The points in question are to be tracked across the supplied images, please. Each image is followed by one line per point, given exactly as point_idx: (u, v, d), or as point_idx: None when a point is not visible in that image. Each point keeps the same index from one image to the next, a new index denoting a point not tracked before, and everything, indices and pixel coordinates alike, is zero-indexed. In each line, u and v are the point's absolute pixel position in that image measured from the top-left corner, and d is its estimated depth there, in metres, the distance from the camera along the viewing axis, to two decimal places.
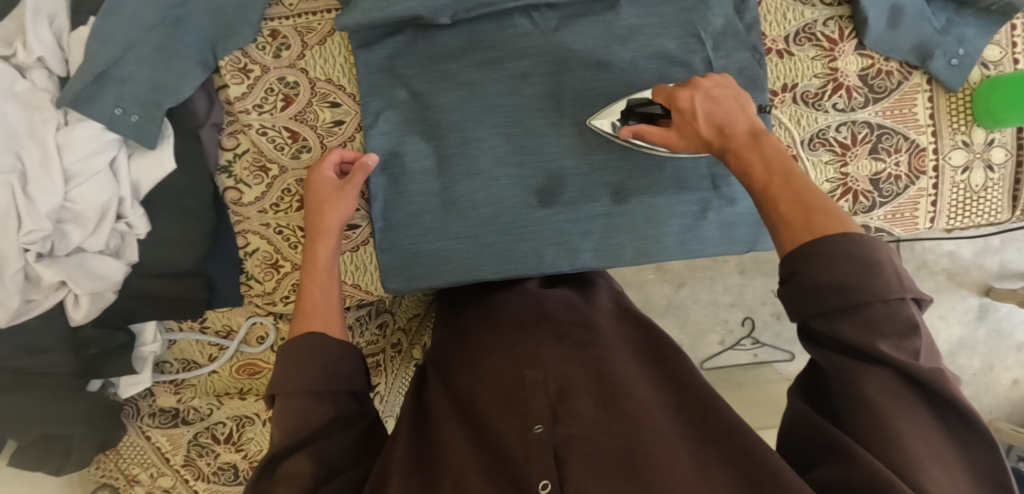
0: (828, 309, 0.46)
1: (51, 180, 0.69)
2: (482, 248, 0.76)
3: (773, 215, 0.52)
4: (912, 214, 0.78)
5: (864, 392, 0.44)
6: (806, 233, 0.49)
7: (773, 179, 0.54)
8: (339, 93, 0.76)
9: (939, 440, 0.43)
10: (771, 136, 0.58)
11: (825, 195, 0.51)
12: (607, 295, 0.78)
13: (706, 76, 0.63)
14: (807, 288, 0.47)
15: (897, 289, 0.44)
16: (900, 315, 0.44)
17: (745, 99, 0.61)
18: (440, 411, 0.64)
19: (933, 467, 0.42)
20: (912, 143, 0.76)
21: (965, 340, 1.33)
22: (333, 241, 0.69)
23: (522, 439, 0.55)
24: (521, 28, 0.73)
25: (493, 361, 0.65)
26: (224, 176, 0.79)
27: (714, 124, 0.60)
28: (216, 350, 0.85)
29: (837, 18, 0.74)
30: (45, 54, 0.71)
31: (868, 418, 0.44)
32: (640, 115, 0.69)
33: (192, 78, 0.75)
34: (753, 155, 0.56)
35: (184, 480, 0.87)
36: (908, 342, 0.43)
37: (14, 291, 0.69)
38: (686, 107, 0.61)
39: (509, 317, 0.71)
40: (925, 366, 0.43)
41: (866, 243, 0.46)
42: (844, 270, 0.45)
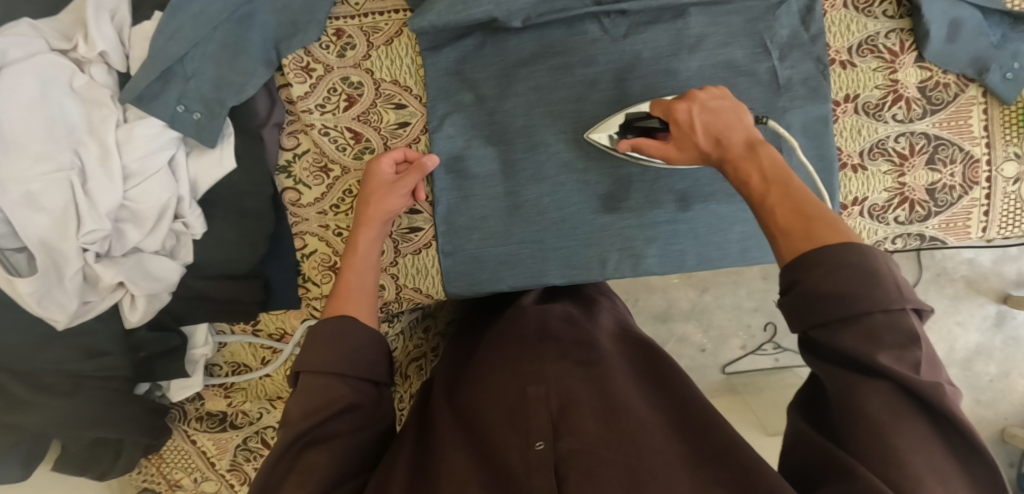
0: (827, 320, 0.44)
1: (111, 179, 0.67)
2: (548, 252, 0.77)
3: (771, 226, 0.50)
4: (964, 224, 0.80)
5: (863, 405, 0.42)
6: (808, 243, 0.47)
7: (771, 189, 0.51)
8: (405, 95, 0.76)
9: (942, 459, 0.41)
10: (768, 147, 0.55)
11: (825, 205, 0.49)
12: (609, 316, 0.81)
13: (702, 89, 0.62)
14: (805, 298, 0.45)
15: (898, 300, 0.42)
16: (901, 324, 0.42)
17: (743, 109, 0.59)
18: (443, 425, 0.65)
19: (933, 483, 0.40)
20: (966, 154, 0.77)
21: (982, 346, 1.38)
22: (374, 231, 0.71)
23: (523, 454, 0.55)
24: (592, 34, 0.74)
25: (497, 377, 0.67)
26: (283, 176, 0.78)
27: (712, 135, 0.58)
28: (269, 352, 0.83)
29: (898, 31, 0.75)
30: (107, 49, 0.69)
31: (866, 433, 0.42)
32: (639, 130, 0.68)
33: (257, 76, 0.73)
34: (749, 166, 0.54)
35: (229, 485, 0.84)
36: (908, 352, 0.41)
37: (72, 293, 0.67)
38: (683, 119, 0.60)
39: (512, 336, 0.74)
40: (924, 379, 0.41)
41: (864, 254, 0.44)
42: (847, 280, 0.43)
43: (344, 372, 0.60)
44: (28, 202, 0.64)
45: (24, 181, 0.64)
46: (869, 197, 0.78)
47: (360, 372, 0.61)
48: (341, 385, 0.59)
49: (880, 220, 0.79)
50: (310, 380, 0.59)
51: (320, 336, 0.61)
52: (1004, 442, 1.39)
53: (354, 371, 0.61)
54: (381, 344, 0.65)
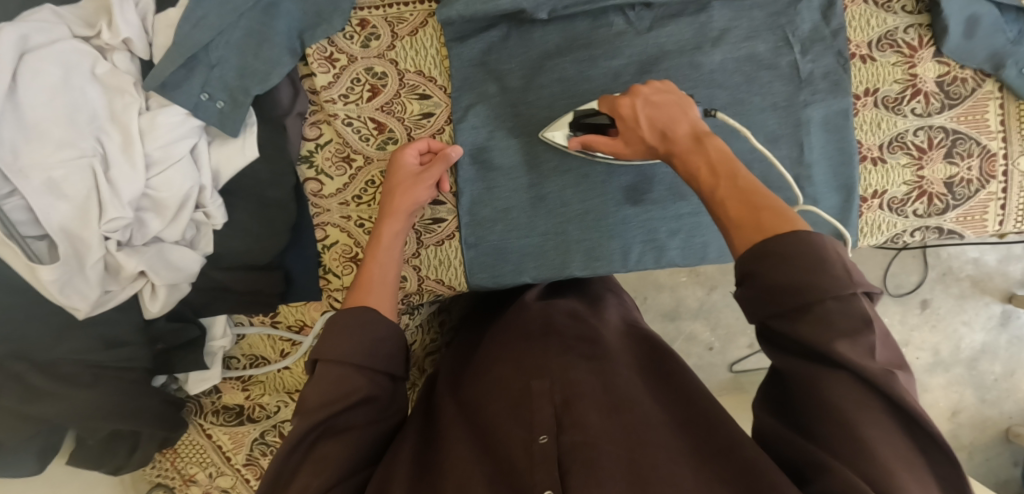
0: (783, 310, 0.45)
1: (134, 166, 0.67)
2: (570, 244, 0.77)
3: (722, 218, 0.51)
4: (981, 217, 0.80)
5: (828, 398, 0.44)
6: (759, 233, 0.47)
7: (719, 181, 0.52)
8: (429, 85, 0.76)
9: (904, 449, 0.43)
10: (714, 139, 0.56)
11: (772, 195, 0.50)
12: (616, 311, 0.80)
13: (647, 83, 0.64)
14: (763, 290, 0.45)
15: (849, 285, 0.43)
16: (852, 308, 0.42)
17: (688, 102, 0.61)
18: (448, 419, 0.65)
19: (902, 471, 0.41)
20: (984, 148, 0.77)
21: (987, 346, 1.39)
22: (399, 223, 0.69)
23: (527, 448, 0.55)
24: (616, 27, 0.74)
25: (501, 371, 0.67)
26: (305, 166, 0.78)
27: (657, 128, 0.59)
28: (288, 345, 0.82)
29: (917, 26, 0.76)
30: (131, 36, 0.69)
31: (840, 427, 0.43)
32: (587, 126, 0.69)
33: (282, 65, 0.73)
34: (697, 159, 0.55)
35: (245, 480, 0.83)
36: (863, 336, 0.42)
37: (94, 282, 0.66)
38: (628, 114, 0.62)
39: (515, 330, 0.73)
40: (878, 368, 0.42)
41: (814, 241, 0.45)
42: (799, 268, 0.44)
43: (364, 363, 0.59)
44: (50, 189, 0.63)
45: (46, 168, 0.63)
46: (888, 191, 0.79)
47: (377, 363, 0.60)
48: (358, 376, 0.58)
49: (899, 213, 0.80)
50: (329, 369, 0.58)
51: (341, 326, 0.60)
52: (1009, 442, 1.40)
53: (371, 362, 0.59)
54: (399, 337, 0.64)
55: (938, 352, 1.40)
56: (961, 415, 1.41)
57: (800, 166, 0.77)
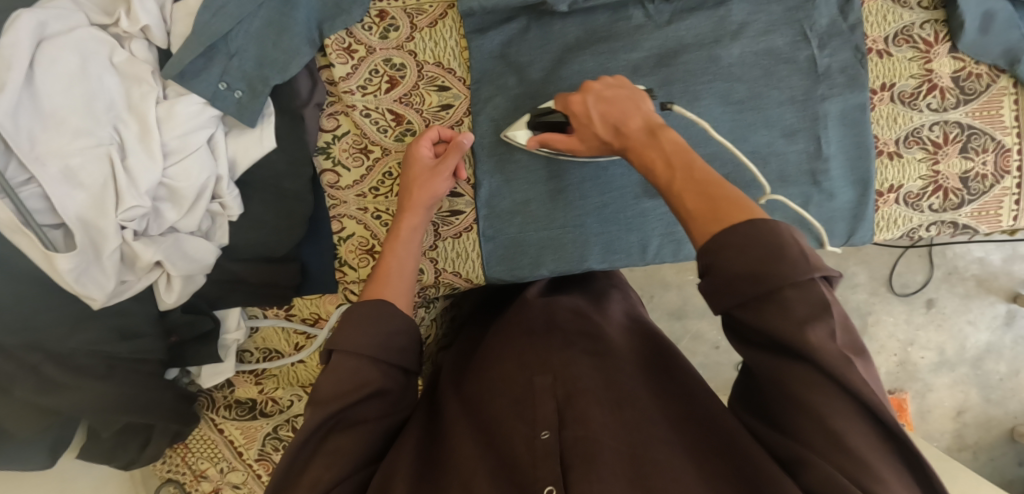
0: (745, 298, 0.45)
1: (152, 155, 0.66)
2: (589, 237, 0.76)
3: (680, 211, 0.51)
4: (996, 212, 0.81)
5: (792, 392, 0.45)
6: (716, 224, 0.48)
7: (675, 173, 0.53)
8: (449, 77, 0.76)
9: (874, 438, 0.43)
10: (668, 131, 0.57)
11: (727, 184, 0.50)
12: (620, 307, 0.80)
13: (598, 79, 0.65)
14: (723, 281, 0.46)
15: (806, 270, 0.43)
16: (809, 294, 0.43)
17: (640, 96, 0.62)
18: (452, 414, 0.64)
19: (877, 462, 0.43)
20: (998, 143, 0.78)
21: (992, 345, 1.40)
22: (420, 217, 0.70)
23: (528, 443, 0.56)
24: (636, 20, 0.75)
25: (504, 367, 0.66)
26: (322, 158, 0.77)
27: (609, 124, 0.61)
28: (303, 338, 0.82)
29: (932, 22, 0.77)
30: (150, 23, 0.68)
31: (811, 421, 0.44)
32: (544, 125, 0.69)
33: (301, 55, 0.72)
34: (652, 152, 0.56)
35: (256, 476, 0.81)
36: (819, 321, 0.42)
37: (111, 271, 0.65)
38: (580, 112, 0.63)
39: (518, 325, 0.73)
40: (834, 355, 0.42)
41: (771, 229, 0.45)
42: (755, 257, 0.44)
43: (378, 355, 0.59)
44: (66, 178, 0.62)
45: (64, 155, 0.62)
46: (905, 185, 0.79)
47: (392, 357, 0.60)
48: (372, 369, 0.58)
49: (914, 207, 0.80)
50: (344, 360, 0.58)
51: (357, 318, 0.60)
52: (1015, 441, 1.41)
53: (386, 355, 0.59)
54: (413, 332, 0.63)
55: (944, 351, 1.41)
56: (966, 414, 1.41)
57: (817, 160, 0.77)
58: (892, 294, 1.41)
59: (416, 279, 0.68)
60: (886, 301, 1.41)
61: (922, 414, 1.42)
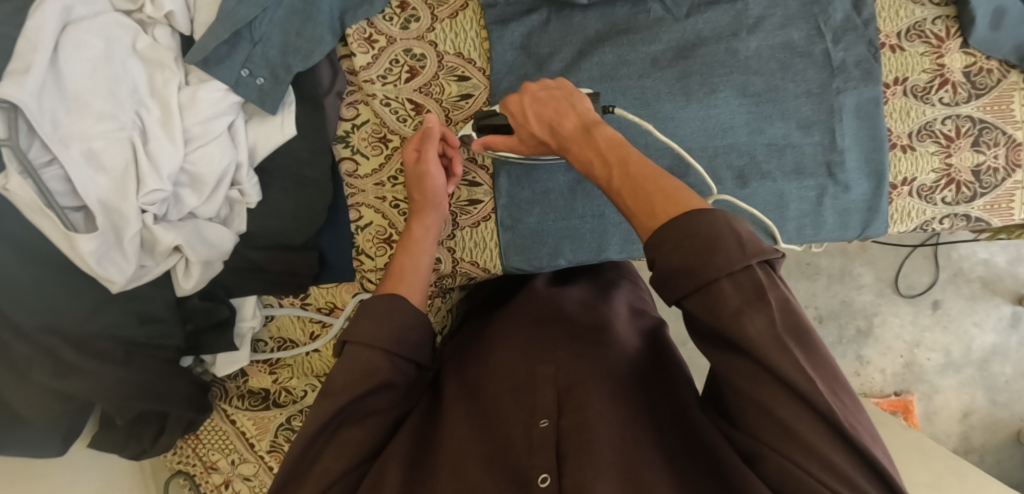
0: (685, 291, 0.46)
1: (174, 140, 0.66)
2: (608, 228, 0.77)
3: (622, 210, 0.53)
4: (1008, 206, 0.81)
5: (742, 388, 0.45)
6: (653, 221, 0.50)
7: (613, 170, 0.55)
8: (469, 67, 0.76)
9: (822, 426, 0.43)
10: (602, 126, 0.59)
11: (661, 177, 0.52)
12: (625, 298, 0.79)
13: (538, 80, 0.66)
14: (662, 274, 0.47)
15: (739, 259, 0.45)
16: (746, 283, 0.45)
17: (577, 97, 0.63)
18: (450, 395, 0.64)
19: (834, 455, 0.42)
20: (1009, 137, 0.79)
21: (998, 346, 1.41)
22: (439, 216, 0.72)
23: (526, 432, 0.55)
24: (655, 13, 0.76)
25: (507, 355, 0.66)
26: (341, 146, 0.77)
27: (544, 124, 0.63)
28: (318, 327, 0.81)
29: (943, 18, 0.78)
30: (174, 9, 0.68)
31: (762, 416, 0.44)
32: (489, 127, 0.70)
33: (324, 44, 0.74)
34: (589, 151, 0.58)
35: (267, 468, 0.79)
36: (756, 307, 0.44)
37: (132, 255, 0.65)
38: (517, 112, 0.64)
39: (524, 315, 0.73)
40: (772, 341, 0.43)
41: (704, 221, 0.46)
42: (691, 250, 0.46)
43: (392, 348, 0.59)
44: (89, 162, 0.62)
45: (87, 138, 0.62)
46: (918, 178, 0.80)
47: (406, 350, 0.60)
48: (385, 363, 0.58)
49: (927, 200, 0.80)
50: (360, 352, 0.58)
51: (377, 309, 0.60)
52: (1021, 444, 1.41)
53: (402, 349, 0.60)
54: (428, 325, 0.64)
55: (950, 353, 1.42)
56: (973, 417, 1.42)
57: (833, 152, 0.78)
58: (898, 295, 1.42)
59: (430, 272, 0.70)
60: (893, 302, 1.42)
61: (929, 416, 1.42)
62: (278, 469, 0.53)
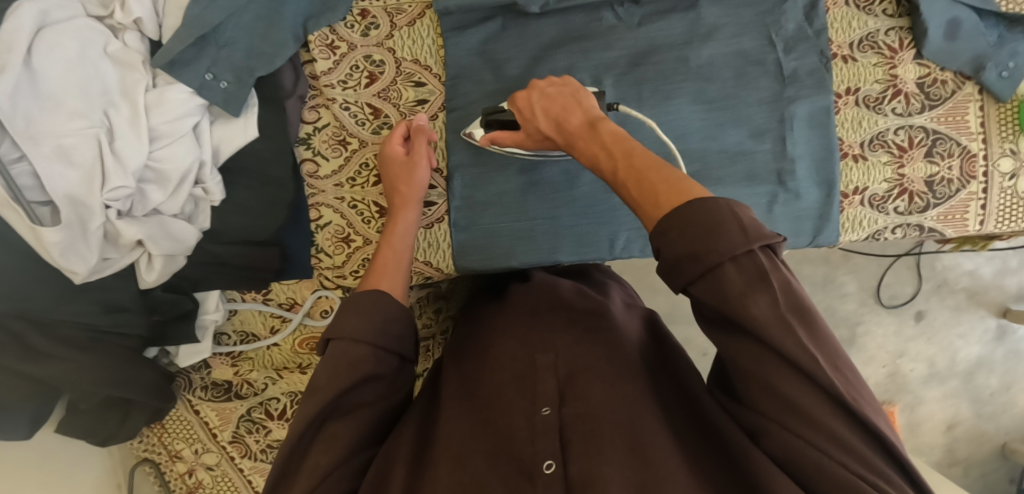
0: (692, 277, 0.46)
1: (138, 138, 0.69)
2: (560, 230, 0.79)
3: (629, 203, 0.52)
4: (962, 216, 0.82)
5: (751, 372, 0.45)
6: (659, 210, 0.49)
7: (618, 162, 0.54)
8: (425, 73, 0.79)
9: (830, 403, 0.43)
10: (607, 121, 0.59)
11: (666, 166, 0.51)
12: (620, 294, 0.78)
13: (545, 77, 0.67)
14: (668, 263, 0.47)
15: (743, 243, 0.44)
16: (749, 267, 0.44)
17: (583, 93, 0.64)
18: (449, 391, 0.64)
19: (842, 428, 0.42)
20: (964, 148, 0.80)
21: (984, 359, 1.40)
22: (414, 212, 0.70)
23: (528, 420, 0.55)
24: (608, 22, 0.77)
25: (506, 346, 0.66)
26: (302, 148, 0.81)
27: (551, 119, 0.63)
28: (278, 322, 0.85)
29: (897, 29, 0.79)
30: (142, 16, 0.72)
31: (773, 397, 0.44)
32: (497, 123, 0.71)
33: (288, 47, 0.76)
34: (594, 146, 0.58)
35: (229, 457, 0.85)
36: (760, 290, 0.43)
37: (94, 246, 0.68)
38: (524, 107, 0.65)
39: (524, 304, 0.72)
40: (776, 323, 0.43)
41: (707, 206, 0.45)
42: (694, 236, 0.45)
43: (376, 342, 0.56)
44: (60, 157, 0.65)
45: (58, 135, 0.65)
46: (870, 187, 0.80)
47: (390, 344, 0.58)
48: (371, 356, 0.56)
49: (880, 209, 0.81)
50: (342, 346, 0.56)
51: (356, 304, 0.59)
52: (1005, 457, 1.40)
53: (384, 343, 0.57)
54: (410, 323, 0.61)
55: (934, 364, 1.40)
56: (958, 428, 1.40)
57: (784, 160, 0.78)
58: (881, 305, 1.41)
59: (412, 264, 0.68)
60: (876, 312, 1.41)
61: (912, 427, 1.40)
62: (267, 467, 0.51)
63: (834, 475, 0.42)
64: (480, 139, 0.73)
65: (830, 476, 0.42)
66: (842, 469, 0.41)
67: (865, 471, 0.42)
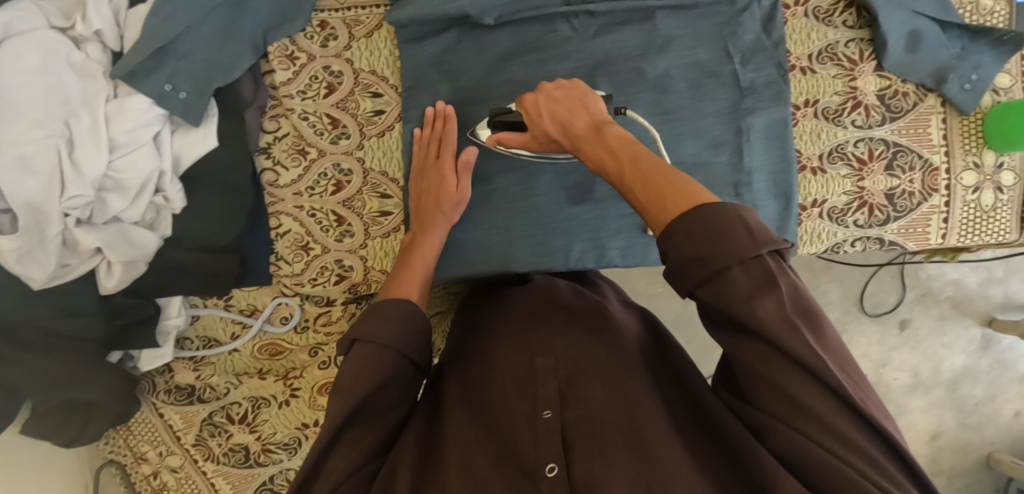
0: (698, 281, 0.45)
1: (98, 148, 0.70)
2: (515, 241, 0.79)
3: (634, 206, 0.52)
4: (924, 230, 0.81)
5: (758, 373, 0.45)
6: (664, 213, 0.48)
7: (624, 165, 0.54)
8: (382, 84, 0.80)
9: (834, 403, 0.43)
10: (613, 125, 0.59)
11: (675, 171, 0.51)
12: (614, 294, 0.78)
13: (553, 79, 0.67)
14: (675, 265, 0.46)
15: (750, 247, 0.44)
16: (756, 271, 0.44)
17: (589, 98, 0.64)
18: (450, 394, 0.63)
19: (844, 423, 0.43)
20: (926, 162, 0.79)
21: (968, 369, 1.38)
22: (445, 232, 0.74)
23: (530, 422, 0.55)
24: (563, 33, 0.77)
25: (506, 349, 0.64)
26: (263, 157, 0.82)
27: (558, 123, 0.63)
28: (239, 328, 0.87)
29: (857, 41, 0.78)
30: (102, 27, 0.73)
31: (780, 399, 0.44)
32: (503, 124, 0.71)
33: (245, 59, 0.77)
34: (600, 149, 0.57)
35: (193, 460, 0.86)
36: (767, 292, 0.43)
37: (53, 252, 0.69)
38: (531, 109, 0.65)
39: (523, 304, 0.71)
40: (784, 327, 0.43)
41: (715, 210, 0.45)
42: (702, 239, 0.45)
43: (403, 349, 0.57)
44: (20, 166, 0.66)
45: (18, 144, 0.66)
46: (829, 200, 0.80)
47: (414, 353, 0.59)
48: (395, 363, 0.56)
49: (839, 222, 0.80)
50: (364, 350, 0.56)
51: (382, 311, 0.59)
52: (990, 468, 1.37)
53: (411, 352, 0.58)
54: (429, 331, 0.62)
55: (918, 373, 1.38)
56: (942, 439, 1.38)
57: (741, 172, 0.78)
58: (865, 314, 1.39)
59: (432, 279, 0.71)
60: (859, 321, 1.39)
61: None
62: (290, 478, 0.51)
63: (837, 474, 0.42)
64: (486, 139, 0.73)
65: (834, 476, 0.42)
66: (845, 467, 0.42)
67: (870, 469, 0.42)
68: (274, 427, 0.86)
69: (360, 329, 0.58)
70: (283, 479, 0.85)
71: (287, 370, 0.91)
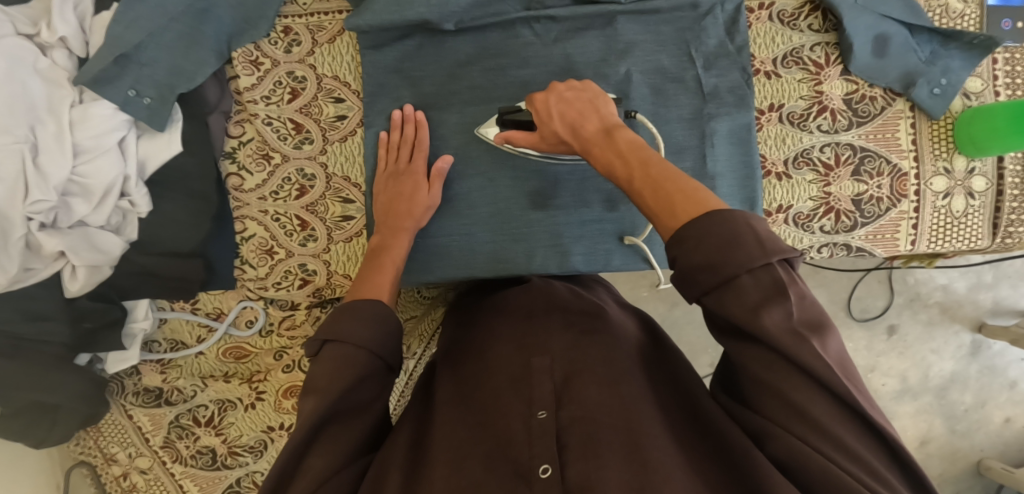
0: (710, 287, 0.45)
1: (61, 153, 0.70)
2: (477, 247, 0.78)
3: (645, 211, 0.52)
4: (893, 236, 0.80)
5: (761, 377, 0.45)
6: (673, 219, 0.49)
7: (633, 171, 0.54)
8: (344, 90, 0.81)
9: (835, 409, 0.43)
10: (623, 129, 0.59)
11: (687, 178, 0.50)
12: (608, 295, 0.77)
13: (565, 81, 0.67)
14: (684, 271, 0.46)
15: (760, 257, 0.43)
16: (766, 279, 0.43)
17: (600, 100, 0.64)
18: (442, 394, 0.62)
19: (842, 430, 0.43)
20: (894, 167, 0.78)
21: (957, 375, 1.35)
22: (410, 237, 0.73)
23: (525, 423, 0.53)
24: (524, 38, 0.77)
25: (503, 350, 0.63)
26: (228, 161, 0.82)
27: (568, 124, 0.63)
28: (205, 331, 0.89)
29: (823, 44, 0.77)
30: (67, 34, 0.73)
31: (782, 403, 0.44)
32: (511, 123, 0.70)
33: (208, 66, 0.78)
34: (610, 153, 0.57)
35: (161, 462, 0.87)
36: (778, 299, 0.43)
37: (15, 256, 0.70)
38: (542, 109, 0.65)
39: (518, 305, 0.70)
40: (791, 335, 0.42)
41: (724, 218, 0.45)
42: (713, 247, 0.44)
43: (377, 351, 0.56)
44: None
45: None
46: (794, 205, 0.79)
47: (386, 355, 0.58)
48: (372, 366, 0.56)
49: (806, 228, 0.79)
50: (339, 349, 0.55)
51: (355, 311, 0.58)
52: (980, 475, 1.35)
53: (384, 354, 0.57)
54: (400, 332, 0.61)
55: (907, 379, 1.36)
56: (931, 445, 1.35)
57: (703, 178, 0.76)
58: (851, 318, 1.37)
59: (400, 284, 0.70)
60: (846, 326, 1.36)
61: None
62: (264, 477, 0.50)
63: (835, 479, 0.40)
64: (494, 137, 0.72)
65: (831, 480, 0.41)
66: (843, 473, 0.40)
67: (869, 477, 0.41)
68: (240, 430, 0.87)
69: (331, 330, 0.57)
70: (249, 482, 0.86)
71: (252, 373, 0.92)
